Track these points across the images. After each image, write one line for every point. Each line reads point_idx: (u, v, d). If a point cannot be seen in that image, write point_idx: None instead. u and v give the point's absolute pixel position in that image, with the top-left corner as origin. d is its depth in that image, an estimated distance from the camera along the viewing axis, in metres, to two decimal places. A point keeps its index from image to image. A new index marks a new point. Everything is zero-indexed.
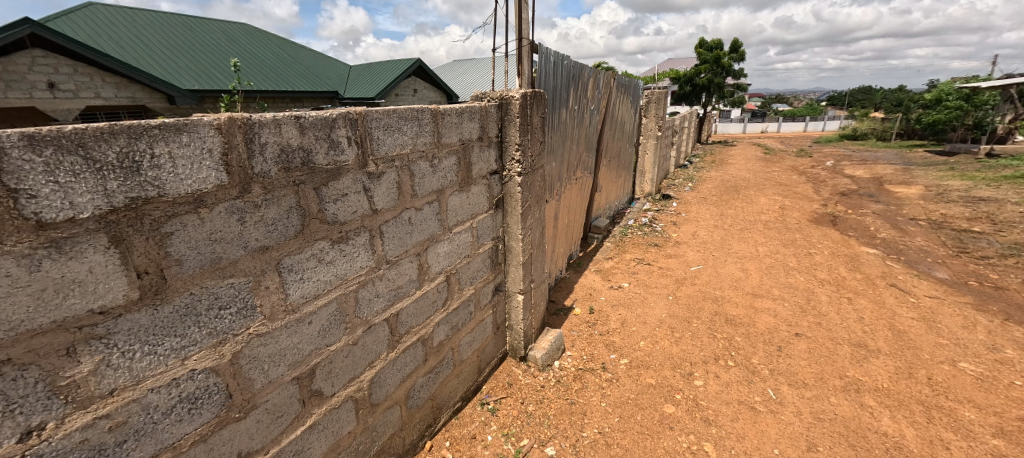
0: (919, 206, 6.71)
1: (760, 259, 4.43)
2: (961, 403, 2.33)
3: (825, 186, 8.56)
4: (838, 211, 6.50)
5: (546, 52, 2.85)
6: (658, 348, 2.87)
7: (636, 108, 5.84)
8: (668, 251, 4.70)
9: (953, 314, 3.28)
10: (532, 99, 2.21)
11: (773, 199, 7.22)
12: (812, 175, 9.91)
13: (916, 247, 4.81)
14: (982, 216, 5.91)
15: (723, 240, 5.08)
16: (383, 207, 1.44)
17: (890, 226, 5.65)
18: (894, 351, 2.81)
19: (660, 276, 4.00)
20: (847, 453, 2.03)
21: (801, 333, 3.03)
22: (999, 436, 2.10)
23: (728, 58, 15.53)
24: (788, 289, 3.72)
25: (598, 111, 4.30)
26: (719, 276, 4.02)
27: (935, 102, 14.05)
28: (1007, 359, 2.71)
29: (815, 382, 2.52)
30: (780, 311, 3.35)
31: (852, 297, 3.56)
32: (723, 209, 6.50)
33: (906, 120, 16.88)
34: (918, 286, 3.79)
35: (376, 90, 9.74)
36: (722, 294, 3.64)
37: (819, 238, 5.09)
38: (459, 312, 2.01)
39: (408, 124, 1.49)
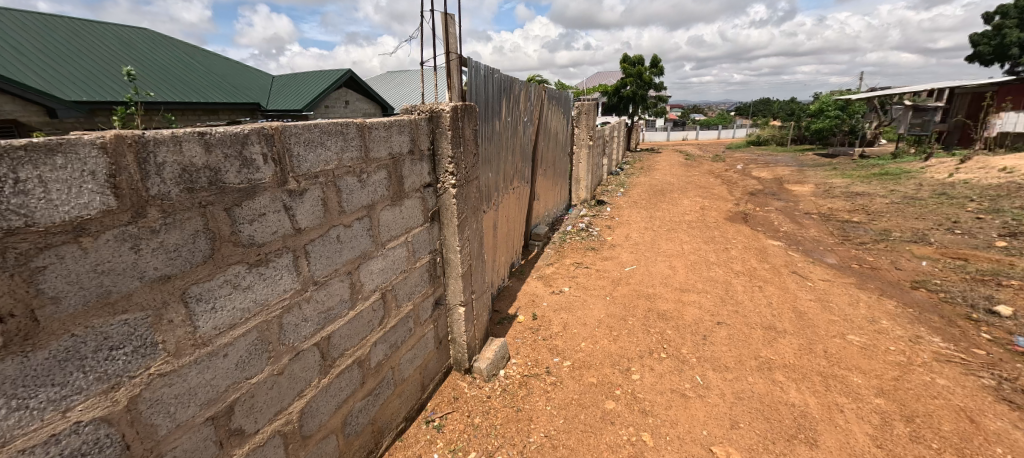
0: (812, 202, 7.69)
1: (685, 256, 4.81)
2: (851, 370, 2.69)
3: (737, 187, 9.51)
4: (749, 209, 7.25)
5: (476, 65, 2.89)
6: (598, 347, 2.99)
7: (567, 119, 6.10)
8: (604, 253, 4.94)
9: (841, 293, 3.80)
10: (463, 112, 2.23)
11: (694, 201, 7.87)
12: (726, 177, 10.98)
13: (812, 238, 5.50)
14: (859, 208, 6.92)
15: (653, 240, 5.43)
16: (308, 226, 1.37)
17: (790, 221, 6.42)
18: (797, 330, 3.18)
19: (598, 278, 4.18)
20: (764, 426, 2.25)
21: (722, 321, 3.33)
22: (880, 395, 2.46)
23: (649, 72, 16.82)
24: (710, 282, 4.08)
25: (531, 121, 4.43)
26: (651, 274, 4.29)
27: (819, 112, 16.37)
28: (883, 329, 3.18)
29: (735, 365, 2.77)
30: (705, 303, 3.65)
31: (762, 285, 3.98)
32: (652, 212, 6.97)
33: (797, 128, 19.35)
34: (814, 271, 4.34)
35: (303, 101, 9.21)
36: (653, 291, 3.89)
37: (734, 234, 5.64)
38: (397, 330, 1.94)
39: (331, 139, 1.43)
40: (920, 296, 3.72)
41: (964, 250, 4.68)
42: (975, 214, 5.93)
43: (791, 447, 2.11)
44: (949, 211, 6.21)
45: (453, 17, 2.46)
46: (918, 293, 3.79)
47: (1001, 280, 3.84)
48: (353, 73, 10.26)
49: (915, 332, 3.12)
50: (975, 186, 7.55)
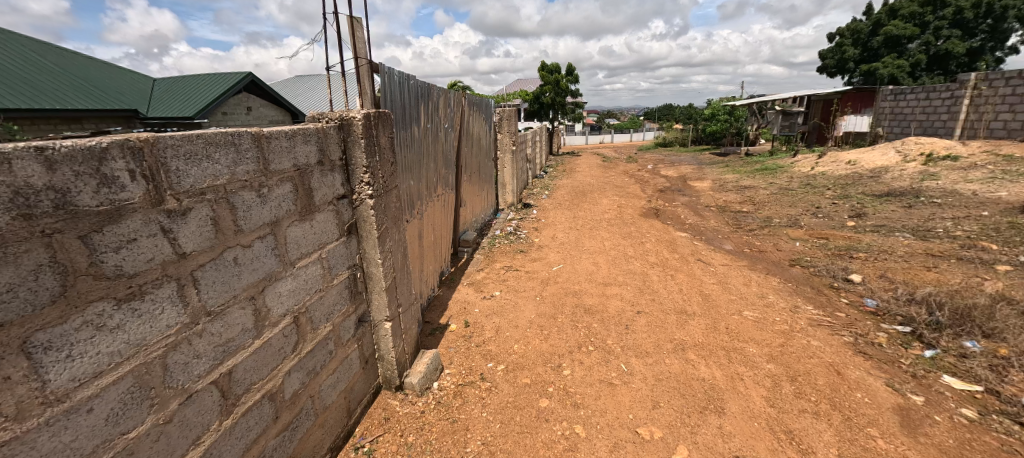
0: (710, 196, 8.61)
1: (607, 252, 5.09)
2: (748, 342, 3.04)
3: (648, 185, 10.33)
4: (659, 205, 7.90)
5: (389, 71, 2.80)
6: (530, 348, 3.04)
7: (489, 125, 6.16)
8: (532, 255, 5.05)
9: (737, 275, 4.30)
10: (377, 119, 2.13)
11: (613, 200, 8.38)
12: (639, 177, 11.89)
13: (713, 228, 6.15)
14: (747, 199, 7.89)
15: (577, 239, 5.68)
16: (196, 250, 1.21)
17: (693, 214, 7.12)
18: (704, 311, 3.53)
19: (527, 280, 4.26)
20: (680, 402, 2.45)
21: (641, 310, 3.58)
22: (771, 361, 2.81)
23: (565, 80, 17.63)
24: (629, 275, 4.36)
25: (452, 128, 4.39)
26: (577, 272, 4.47)
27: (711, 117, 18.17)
28: (771, 302, 3.65)
29: (655, 349, 2.99)
30: (626, 295, 3.89)
31: (674, 274, 4.36)
32: (575, 212, 7.29)
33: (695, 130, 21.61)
34: (715, 258, 4.86)
35: (195, 108, 8.21)
36: (580, 288, 4.05)
37: (648, 229, 6.10)
38: (315, 355, 1.80)
39: (220, 151, 1.28)
40: (797, 272, 4.35)
41: (826, 230, 5.55)
42: (832, 200, 7.07)
43: (704, 417, 2.33)
44: (813, 199, 7.34)
45: (359, 21, 2.35)
46: (795, 269, 4.41)
47: (853, 253, 4.61)
48: (255, 77, 9.37)
49: (795, 303, 3.62)
50: (831, 176, 9.02)
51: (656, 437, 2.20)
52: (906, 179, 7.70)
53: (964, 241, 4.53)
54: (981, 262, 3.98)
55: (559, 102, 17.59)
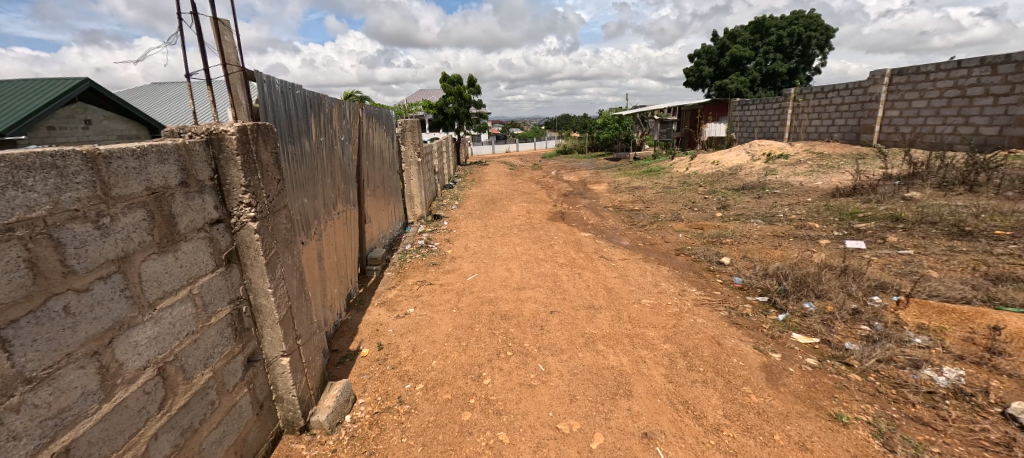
0: (608, 197, 9.33)
1: (519, 257, 5.21)
2: (649, 328, 3.34)
3: (553, 190, 10.86)
4: (564, 208, 8.34)
5: (268, 79, 2.53)
6: (449, 361, 2.96)
7: (391, 136, 5.93)
8: (445, 267, 4.95)
9: (635, 268, 4.71)
10: (257, 132, 1.90)
11: (522, 206, 8.62)
12: (544, 183, 12.45)
13: (612, 226, 6.67)
14: (638, 199, 8.72)
15: (489, 247, 5.72)
16: (4, 304, 0.97)
17: (594, 214, 7.65)
18: (609, 304, 3.80)
19: (442, 293, 4.16)
20: (593, 392, 2.59)
21: (554, 309, 3.72)
22: (667, 341, 3.12)
23: (468, 91, 17.76)
24: (541, 277, 4.51)
25: (350, 140, 4.13)
26: (491, 279, 4.49)
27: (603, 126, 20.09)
28: (664, 289, 4.06)
29: (568, 345, 3.12)
30: (539, 297, 4.01)
31: (581, 272, 4.62)
32: (486, 221, 7.36)
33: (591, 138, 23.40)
34: (616, 253, 5.27)
35: (6, 122, 6.59)
36: (495, 295, 4.08)
37: (555, 232, 6.39)
38: (191, 409, 1.54)
39: (36, 176, 1.04)
40: (682, 260, 4.92)
41: (702, 221, 6.37)
42: (704, 195, 8.15)
43: (615, 403, 2.49)
44: (690, 195, 8.39)
45: (226, 22, 2.09)
46: (681, 258, 4.98)
47: (723, 239, 5.35)
48: (94, 83, 7.84)
49: (683, 288, 4.08)
50: (702, 175, 10.40)
51: (575, 429, 2.29)
52: (756, 175, 9.21)
53: (799, 222, 5.55)
54: (813, 238, 4.90)
55: (463, 112, 17.64)
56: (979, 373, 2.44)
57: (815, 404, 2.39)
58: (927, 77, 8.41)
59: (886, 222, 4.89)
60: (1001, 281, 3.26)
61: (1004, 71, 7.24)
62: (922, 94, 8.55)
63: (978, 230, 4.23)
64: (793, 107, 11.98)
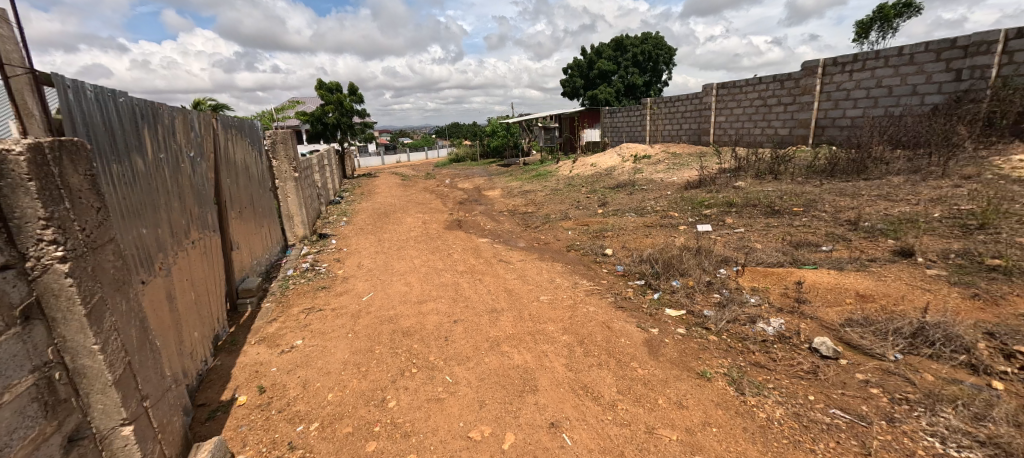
0: (502, 202, 9.60)
1: (417, 270, 5.06)
2: (549, 323, 3.51)
3: (448, 199, 10.80)
4: (460, 216, 8.34)
5: (76, 84, 2.06)
6: (347, 392, 2.73)
7: (258, 150, 5.29)
8: (336, 289, 4.57)
9: (532, 267, 4.92)
10: (61, 151, 1.52)
11: (417, 217, 8.39)
12: (439, 192, 12.31)
13: (508, 230, 6.87)
14: (529, 202, 9.13)
15: (385, 262, 5.45)
16: None
17: (490, 220, 7.81)
18: (510, 305, 3.90)
19: (334, 318, 3.82)
20: (501, 394, 2.63)
21: (457, 318, 3.69)
22: (566, 333, 3.31)
23: (349, 100, 16.67)
24: (441, 288, 4.44)
25: (203, 156, 3.57)
26: (388, 296, 4.28)
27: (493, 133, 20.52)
28: (559, 284, 4.32)
29: (474, 352, 3.12)
30: (441, 308, 3.94)
31: (481, 278, 4.66)
32: (379, 235, 6.98)
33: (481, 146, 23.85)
34: (513, 256, 5.45)
35: None
36: (395, 312, 3.89)
37: (453, 240, 6.35)
38: None
39: None
40: (572, 255, 5.28)
41: (587, 218, 6.93)
42: (586, 194, 8.90)
43: (523, 400, 2.56)
44: (574, 195, 9.06)
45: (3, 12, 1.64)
46: (572, 253, 5.34)
47: (605, 233, 5.89)
48: None
49: (576, 281, 4.38)
50: (584, 176, 11.33)
51: (486, 434, 2.30)
52: (627, 173, 10.36)
53: (663, 213, 6.39)
54: (675, 226, 5.67)
55: (345, 122, 16.44)
56: (794, 320, 3.07)
57: (688, 366, 2.76)
58: (741, 89, 10.40)
59: (725, 207, 5.89)
60: (802, 246, 4.17)
61: (789, 84, 9.29)
62: (740, 102, 10.53)
63: (783, 208, 5.36)
64: (650, 113, 13.77)
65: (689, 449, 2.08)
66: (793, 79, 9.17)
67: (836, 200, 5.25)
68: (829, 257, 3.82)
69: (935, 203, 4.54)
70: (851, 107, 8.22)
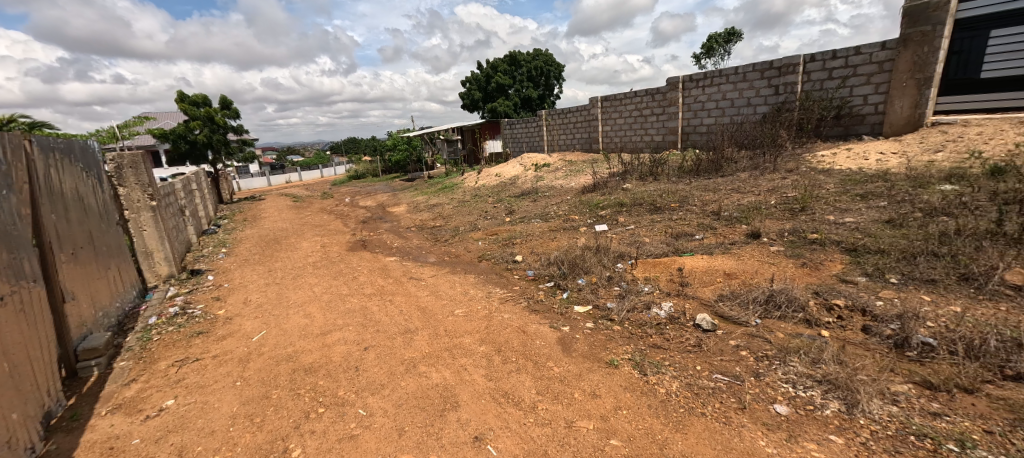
0: (409, 217, 9.37)
1: (319, 298, 4.68)
2: (465, 336, 3.51)
3: (349, 218, 10.20)
4: (364, 235, 7.94)
5: None
6: (240, 449, 2.41)
7: (95, 177, 4.46)
8: (218, 333, 4.01)
9: (444, 281, 4.88)
10: None
11: (314, 240, 7.78)
12: (338, 211, 11.57)
13: (417, 246, 6.73)
14: (437, 215, 9.05)
15: (278, 295, 4.95)
16: None
17: (397, 237, 7.56)
18: (424, 323, 3.81)
19: (218, 367, 3.36)
20: (421, 417, 2.55)
21: (368, 345, 3.50)
22: (482, 344, 3.35)
23: (220, 114, 14.77)
24: (348, 315, 4.16)
25: (10, 188, 2.91)
26: (285, 332, 3.89)
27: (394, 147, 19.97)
28: (473, 295, 4.35)
29: (388, 378, 2.98)
30: (349, 336, 3.70)
31: (392, 298, 4.49)
32: (269, 265, 6.31)
33: (382, 160, 23.07)
34: (424, 271, 5.34)
35: None
36: (293, 349, 3.55)
37: (358, 262, 6.01)
38: None
39: None
40: (484, 264, 5.36)
41: (496, 227, 7.09)
42: (493, 204, 9.09)
43: (444, 419, 2.52)
44: (482, 205, 9.21)
45: None
46: (484, 263, 5.41)
47: (513, 240, 6.08)
48: None
49: (489, 290, 4.45)
50: (489, 186, 11.58)
51: None
52: (529, 182, 10.84)
53: (564, 217, 6.81)
54: (576, 228, 6.08)
55: (217, 139, 14.52)
56: (680, 302, 3.50)
57: (596, 358, 2.98)
58: (621, 102, 11.59)
59: (617, 207, 6.49)
60: (680, 237, 4.79)
61: (658, 98, 10.60)
62: (621, 113, 11.72)
63: (663, 205, 6.08)
64: (546, 125, 14.61)
65: (605, 434, 2.25)
66: (661, 93, 10.48)
67: (703, 195, 6.11)
68: (702, 245, 4.44)
69: (773, 193, 5.52)
70: (707, 117, 9.67)
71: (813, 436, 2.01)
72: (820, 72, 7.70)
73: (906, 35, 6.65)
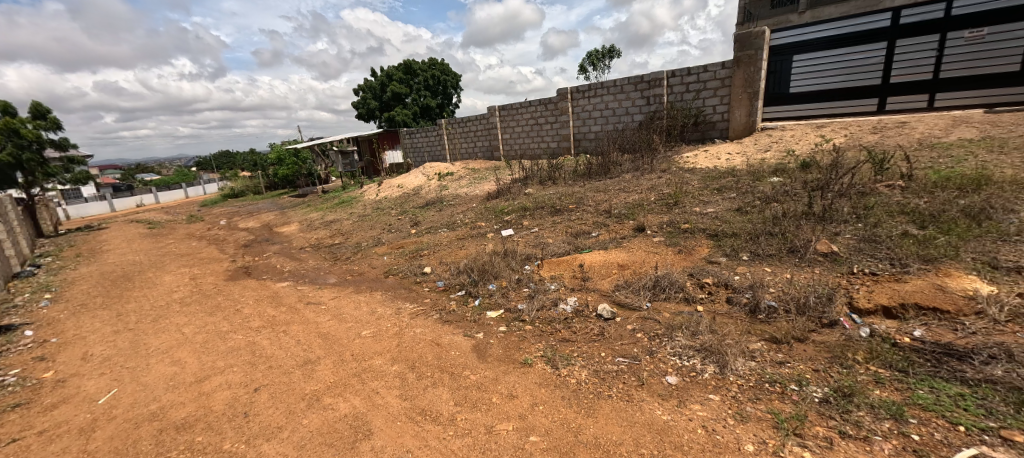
0: (302, 237, 8.61)
1: (191, 340, 4.05)
2: (374, 358, 3.34)
3: (226, 243, 9.01)
4: (247, 261, 7.07)
5: None
6: None
7: None
8: (44, 402, 3.23)
9: (347, 303, 4.57)
10: None
11: (180, 272, 6.71)
12: (211, 236, 10.15)
13: (313, 267, 6.21)
14: (335, 232, 8.46)
15: (134, 343, 4.16)
16: None
17: (288, 259, 6.89)
18: (327, 351, 3.54)
19: (51, 444, 2.71)
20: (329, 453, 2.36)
21: (259, 385, 3.13)
22: (394, 363, 3.22)
23: (31, 126, 11.92)
24: (231, 354, 3.68)
25: None
26: (145, 387, 3.29)
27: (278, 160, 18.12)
28: (381, 314, 4.16)
29: (287, 418, 2.70)
30: (234, 378, 3.27)
31: (286, 329, 4.07)
32: (119, 308, 5.28)
33: (266, 176, 20.85)
34: (324, 294, 4.96)
35: None
36: (159, 405, 3.02)
37: (241, 292, 5.35)
38: None
39: None
40: (391, 280, 5.16)
41: (401, 240, 6.86)
42: (397, 216, 8.80)
43: (355, 451, 2.36)
44: (385, 218, 8.87)
45: None
46: (390, 279, 5.21)
47: (421, 252, 5.96)
48: None
49: (398, 306, 4.30)
50: (391, 198, 11.17)
51: None
52: (433, 191, 10.71)
53: (471, 224, 6.87)
54: (483, 235, 6.18)
55: (29, 157, 11.69)
56: (583, 295, 3.78)
57: (510, 360, 3.06)
58: (517, 110, 12.08)
59: (521, 211, 6.75)
60: (579, 235, 5.16)
61: (551, 107, 11.29)
62: (518, 122, 12.21)
63: (562, 206, 6.49)
64: (446, 134, 14.61)
65: (523, 433, 2.33)
66: (553, 103, 11.18)
67: (596, 196, 6.65)
68: (598, 241, 4.84)
69: (652, 191, 6.23)
70: (594, 125, 10.56)
71: (697, 398, 2.33)
72: (681, 86, 8.91)
73: (738, 57, 8.03)
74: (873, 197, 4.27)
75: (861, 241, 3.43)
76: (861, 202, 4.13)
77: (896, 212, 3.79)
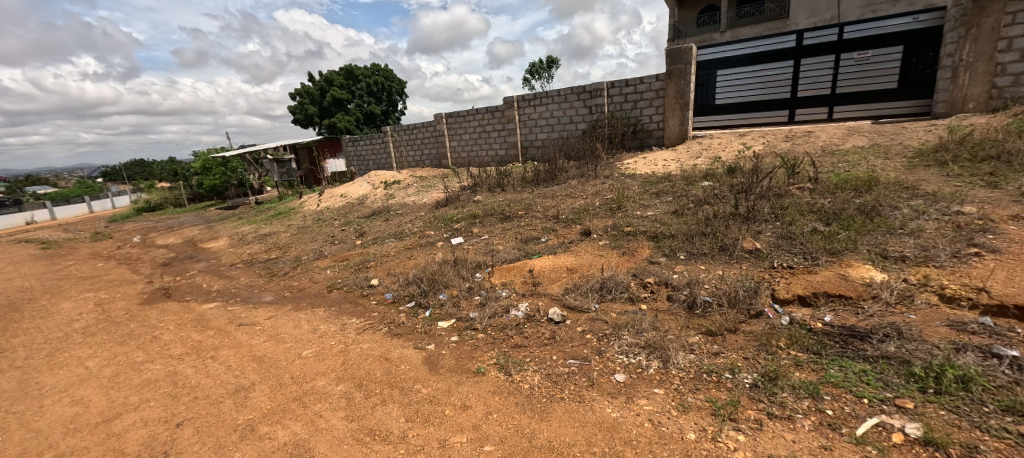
0: (232, 252, 7.97)
1: (98, 374, 3.60)
2: (317, 379, 3.15)
3: (141, 263, 8.13)
4: (167, 282, 6.42)
5: None
6: None
7: None
8: None
9: (285, 322, 4.29)
10: None
11: (84, 298, 5.95)
12: (123, 256, 9.12)
13: (246, 285, 5.77)
14: (271, 246, 7.93)
15: (23, 383, 3.62)
16: None
17: (216, 278, 6.35)
18: (262, 375, 3.29)
19: None
20: None
21: (183, 418, 2.84)
22: (339, 383, 3.07)
23: None
24: (148, 386, 3.31)
25: None
26: (39, 433, 2.87)
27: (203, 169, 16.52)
28: (324, 331, 3.95)
29: (216, 453, 2.48)
30: (152, 414, 2.94)
31: (215, 354, 3.74)
32: (4, 343, 4.58)
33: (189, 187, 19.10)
34: (258, 314, 4.61)
35: None
36: (57, 452, 2.65)
37: (160, 317, 4.84)
38: None
39: None
40: (335, 295, 4.92)
41: (345, 252, 6.57)
42: (340, 227, 8.43)
43: None
44: (327, 230, 8.46)
45: None
46: (334, 293, 4.96)
47: (367, 263, 5.74)
48: None
49: (343, 323, 4.10)
50: (333, 209, 10.68)
51: None
52: (379, 201, 10.39)
53: (419, 233, 6.73)
54: (432, 244, 6.07)
55: None
56: (534, 300, 3.83)
57: (463, 370, 3.03)
58: (464, 118, 12.08)
59: (470, 219, 6.73)
60: (528, 241, 5.23)
61: (498, 116, 11.41)
62: (465, 129, 12.20)
63: (511, 213, 6.55)
64: (392, 141, 14.27)
65: (478, 443, 2.31)
66: (499, 111, 11.30)
67: (543, 202, 6.79)
68: (547, 246, 4.94)
69: (596, 196, 6.46)
70: (541, 133, 10.81)
71: (644, 393, 2.44)
72: (620, 97, 9.38)
73: (671, 70, 8.60)
74: (788, 198, 4.73)
75: (779, 238, 3.78)
76: (778, 203, 4.55)
77: (807, 212, 4.23)
